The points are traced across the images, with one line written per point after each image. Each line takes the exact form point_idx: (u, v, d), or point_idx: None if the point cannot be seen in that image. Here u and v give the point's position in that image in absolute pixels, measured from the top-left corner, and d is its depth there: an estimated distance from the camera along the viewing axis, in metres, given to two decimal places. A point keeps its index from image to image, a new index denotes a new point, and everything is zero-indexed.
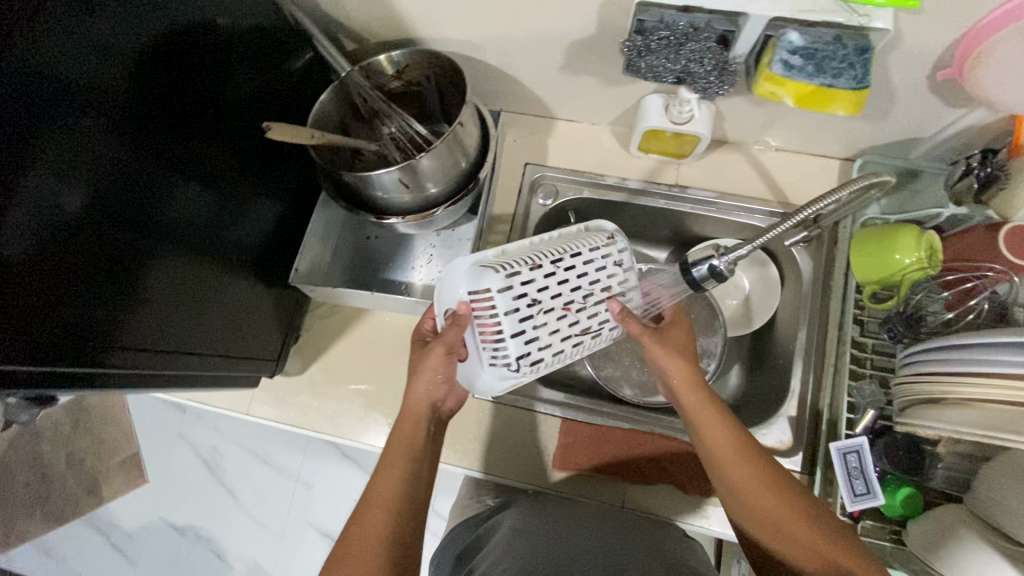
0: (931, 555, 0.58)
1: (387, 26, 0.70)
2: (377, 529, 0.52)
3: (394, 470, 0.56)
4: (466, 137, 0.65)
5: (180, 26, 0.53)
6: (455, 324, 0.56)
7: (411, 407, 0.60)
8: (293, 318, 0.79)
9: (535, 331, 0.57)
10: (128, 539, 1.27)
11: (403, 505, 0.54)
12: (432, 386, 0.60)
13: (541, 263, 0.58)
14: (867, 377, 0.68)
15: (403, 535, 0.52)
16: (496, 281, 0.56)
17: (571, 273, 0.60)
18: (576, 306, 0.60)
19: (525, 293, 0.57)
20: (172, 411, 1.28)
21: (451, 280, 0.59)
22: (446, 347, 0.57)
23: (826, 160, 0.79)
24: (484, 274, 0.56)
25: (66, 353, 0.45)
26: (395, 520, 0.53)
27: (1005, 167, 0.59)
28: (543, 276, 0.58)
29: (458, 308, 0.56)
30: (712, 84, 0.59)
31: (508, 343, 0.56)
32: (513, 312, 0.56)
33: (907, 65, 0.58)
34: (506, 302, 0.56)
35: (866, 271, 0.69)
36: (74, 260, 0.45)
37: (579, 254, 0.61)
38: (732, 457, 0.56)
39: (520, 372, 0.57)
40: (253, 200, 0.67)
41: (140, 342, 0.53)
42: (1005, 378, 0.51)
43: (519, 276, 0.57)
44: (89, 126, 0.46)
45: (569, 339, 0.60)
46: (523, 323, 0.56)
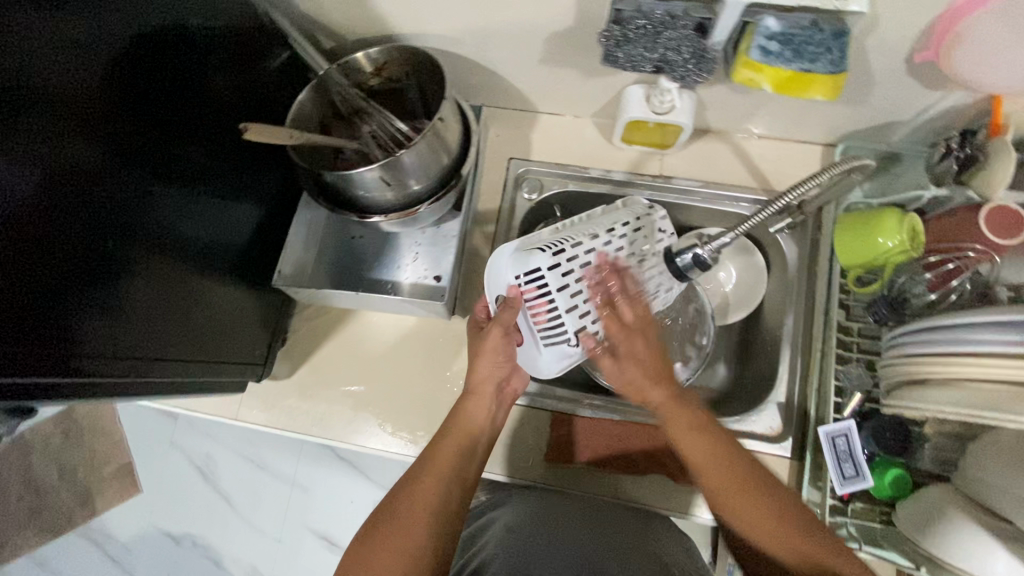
0: (919, 535, 0.59)
1: (364, 22, 0.69)
2: (426, 497, 0.54)
3: (450, 447, 0.59)
4: (448, 133, 0.65)
5: (154, 27, 0.52)
6: (509, 306, 0.58)
7: (478, 385, 0.62)
8: (280, 320, 0.79)
9: (589, 306, 0.59)
10: (123, 550, 1.26)
11: (455, 480, 0.57)
12: (497, 367, 0.62)
13: (581, 241, 0.61)
14: (854, 360, 0.69)
15: (449, 509, 0.55)
16: (543, 260, 0.59)
17: (612, 247, 0.62)
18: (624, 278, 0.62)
19: (572, 269, 0.60)
20: (164, 419, 1.27)
21: (494, 267, 0.61)
22: (503, 329, 0.59)
23: (809, 146, 0.79)
24: (531, 255, 0.59)
25: (45, 363, 0.44)
26: (445, 493, 0.56)
27: (985, 149, 0.60)
28: (584, 252, 0.61)
29: (510, 292, 0.59)
30: (690, 72, 0.60)
31: (563, 318, 0.59)
32: (564, 288, 0.59)
33: (885, 49, 0.58)
34: (555, 279, 0.59)
35: (850, 255, 0.69)
36: (50, 264, 0.44)
37: (614, 229, 0.63)
38: (727, 484, 0.54)
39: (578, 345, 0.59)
40: (234, 203, 0.66)
41: (117, 350, 0.51)
42: (984, 358, 0.52)
43: (564, 254, 0.60)
44: (60, 128, 0.45)
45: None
46: (575, 299, 0.59)
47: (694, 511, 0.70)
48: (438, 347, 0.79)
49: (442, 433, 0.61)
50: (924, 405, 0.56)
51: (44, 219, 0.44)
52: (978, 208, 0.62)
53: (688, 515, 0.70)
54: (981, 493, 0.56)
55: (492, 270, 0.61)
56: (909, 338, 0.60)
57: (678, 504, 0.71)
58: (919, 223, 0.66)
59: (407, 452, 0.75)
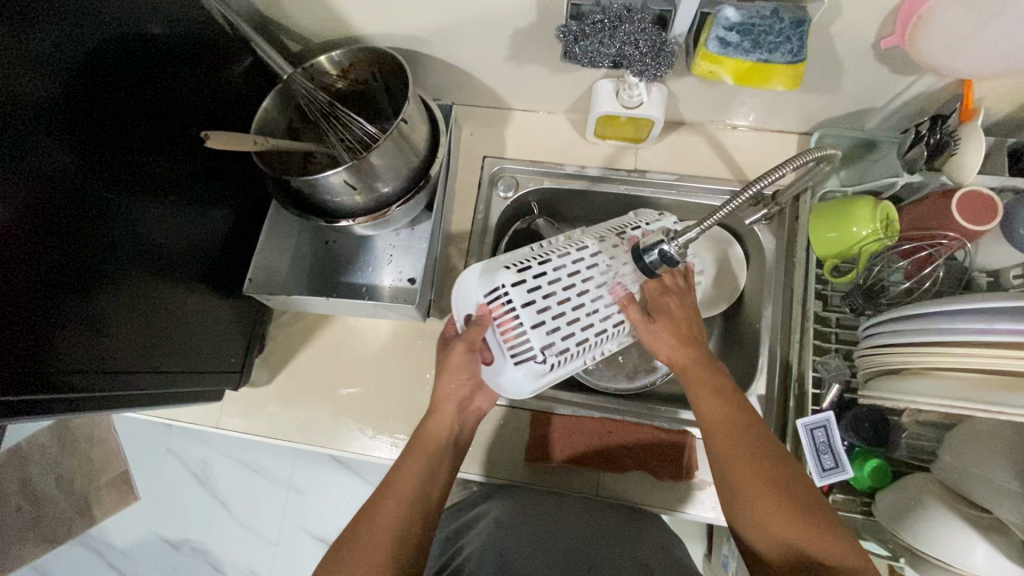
0: (896, 525, 0.59)
1: (329, 25, 0.69)
2: (387, 529, 0.51)
3: (413, 472, 0.55)
4: (414, 133, 0.64)
5: (116, 36, 0.51)
6: (477, 324, 0.56)
7: (439, 404, 0.60)
8: (255, 327, 0.78)
9: (557, 324, 0.56)
10: (123, 558, 1.26)
11: (420, 506, 0.53)
12: (461, 383, 0.59)
13: (549, 257, 0.58)
14: (833, 350, 0.69)
15: (415, 535, 0.52)
16: (508, 277, 0.56)
17: (581, 265, 0.59)
18: (596, 294, 0.59)
19: (539, 285, 0.56)
20: (158, 426, 1.26)
21: (464, 284, 0.59)
22: (469, 345, 0.57)
23: (785, 135, 0.78)
24: (496, 274, 0.57)
25: (18, 381, 0.44)
26: (410, 522, 0.52)
27: (954, 133, 0.59)
28: (553, 268, 0.58)
29: (479, 311, 0.56)
30: (650, 67, 0.59)
31: (530, 335, 0.55)
32: (529, 304, 0.55)
33: (851, 36, 0.57)
34: (520, 296, 0.55)
35: (827, 247, 0.69)
36: (18, 278, 0.44)
37: (585, 247, 0.60)
38: (731, 448, 0.52)
39: (547, 364, 0.56)
40: (204, 212, 0.65)
41: (91, 364, 0.51)
42: (958, 347, 0.51)
43: (531, 270, 0.57)
44: (22, 141, 0.44)
45: (591, 328, 0.58)
46: (542, 315, 0.55)
47: (678, 507, 0.70)
48: (418, 349, 0.79)
49: (404, 455, 0.57)
50: (901, 395, 0.55)
51: (17, 233, 0.44)
52: (951, 194, 0.62)
53: (672, 509, 0.70)
54: (957, 481, 0.56)
55: (461, 289, 0.59)
56: (882, 330, 0.59)
57: (659, 501, 0.71)
58: (892, 208, 0.65)
59: (389, 456, 0.74)
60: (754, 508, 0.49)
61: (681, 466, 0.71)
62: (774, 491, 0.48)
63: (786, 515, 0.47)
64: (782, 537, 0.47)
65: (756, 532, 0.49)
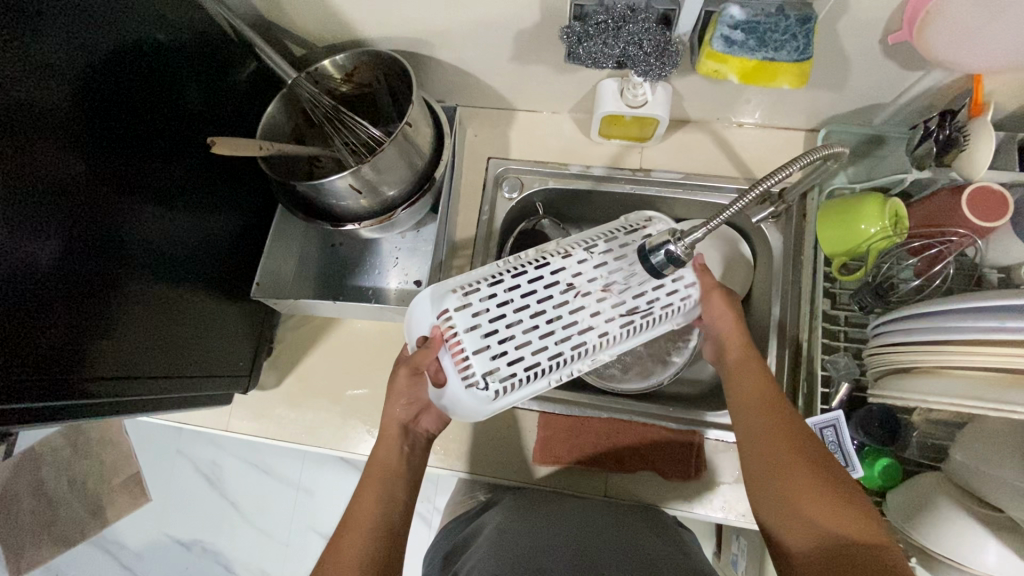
0: (909, 525, 0.58)
1: (333, 30, 0.69)
2: (353, 563, 0.48)
3: (367, 503, 0.53)
4: (418, 135, 0.64)
5: (126, 45, 0.52)
6: (427, 347, 0.55)
7: (384, 429, 0.59)
8: (263, 331, 0.78)
9: (502, 347, 0.55)
10: (137, 558, 1.27)
11: (378, 535, 0.51)
12: (406, 407, 0.59)
13: (502, 278, 0.58)
14: (842, 350, 0.68)
15: (378, 565, 0.49)
16: (452, 301, 0.56)
17: (538, 284, 0.58)
18: (551, 315, 0.57)
19: (487, 308, 0.56)
20: (168, 429, 1.27)
21: (417, 307, 0.58)
22: (412, 368, 0.56)
23: (791, 132, 0.78)
24: (444, 298, 0.57)
25: (32, 387, 0.45)
26: (372, 553, 0.50)
27: (965, 130, 0.58)
28: (504, 290, 0.57)
29: (432, 333, 0.56)
30: (654, 66, 0.58)
31: (472, 361, 0.54)
32: (474, 329, 0.55)
33: (857, 31, 0.57)
34: (464, 320, 0.55)
35: (834, 244, 0.68)
36: (35, 284, 0.45)
37: (546, 264, 0.59)
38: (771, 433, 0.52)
39: (491, 390, 0.54)
40: (211, 217, 0.66)
41: (105, 367, 0.51)
42: (969, 346, 0.50)
43: (477, 293, 0.57)
44: (39, 148, 0.45)
45: (545, 351, 0.55)
46: (486, 339, 0.55)
47: (686, 507, 0.70)
48: None
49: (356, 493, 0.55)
50: (908, 394, 0.55)
51: (30, 243, 0.44)
52: (961, 190, 0.61)
53: (680, 509, 0.70)
54: (970, 482, 0.56)
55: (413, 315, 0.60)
56: (890, 330, 0.59)
57: (668, 500, 0.71)
58: (901, 206, 0.66)
59: None
60: (791, 495, 0.49)
61: (689, 465, 0.71)
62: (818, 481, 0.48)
63: (821, 498, 0.47)
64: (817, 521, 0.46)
65: (790, 520, 0.48)
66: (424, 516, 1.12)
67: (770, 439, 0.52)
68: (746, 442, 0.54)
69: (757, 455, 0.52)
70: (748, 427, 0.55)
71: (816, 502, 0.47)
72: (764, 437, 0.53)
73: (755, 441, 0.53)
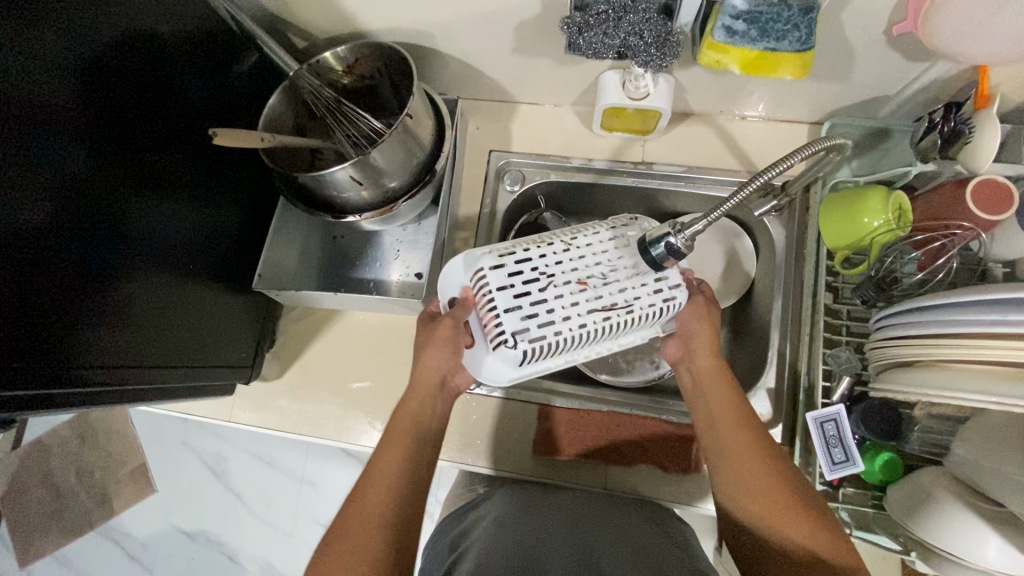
0: (907, 519, 0.58)
1: (335, 22, 0.69)
2: (378, 512, 0.50)
3: (395, 451, 0.55)
4: (419, 127, 0.64)
5: (128, 37, 0.53)
6: (461, 305, 0.57)
7: (422, 376, 0.59)
8: (267, 321, 0.79)
9: (534, 310, 0.53)
10: (142, 549, 1.27)
11: (405, 488, 0.53)
12: (448, 356, 0.59)
13: (537, 246, 0.57)
14: (843, 343, 0.68)
15: (404, 518, 0.51)
16: (488, 260, 0.55)
17: (572, 254, 0.57)
18: (585, 285, 0.55)
19: (521, 271, 0.55)
20: (174, 421, 1.28)
21: (452, 266, 0.59)
22: (455, 323, 0.58)
23: (794, 125, 0.78)
24: (480, 258, 0.56)
25: (34, 375, 0.45)
26: (400, 502, 0.52)
27: (971, 121, 0.58)
28: (539, 255, 0.56)
29: (463, 293, 0.57)
30: (655, 57, 0.58)
31: (503, 319, 0.53)
32: (508, 287, 0.54)
33: (861, 22, 0.56)
34: (498, 278, 0.54)
35: (836, 238, 0.68)
36: (37, 273, 0.45)
37: (581, 238, 0.58)
38: (745, 456, 0.54)
39: (520, 350, 0.52)
40: (213, 209, 0.66)
41: (109, 358, 0.52)
42: (972, 340, 0.50)
43: (513, 255, 0.55)
44: (43, 138, 0.46)
45: (576, 319, 0.54)
46: (519, 299, 0.53)
47: (685, 500, 0.71)
48: None
49: (383, 440, 0.56)
50: (910, 389, 0.54)
51: (34, 237, 0.45)
52: (965, 183, 0.61)
53: (679, 504, 0.71)
54: (974, 478, 0.55)
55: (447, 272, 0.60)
56: (890, 325, 0.59)
57: (668, 494, 0.71)
58: (905, 199, 0.64)
59: None
60: (769, 516, 0.51)
61: (690, 459, 0.71)
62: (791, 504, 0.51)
63: (794, 520, 0.50)
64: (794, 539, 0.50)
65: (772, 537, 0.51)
66: (426, 508, 1.13)
67: (743, 456, 0.55)
68: (715, 457, 0.57)
69: (728, 470, 0.55)
70: (718, 440, 0.57)
71: (787, 520, 0.51)
72: (733, 451, 0.55)
73: (732, 461, 0.55)
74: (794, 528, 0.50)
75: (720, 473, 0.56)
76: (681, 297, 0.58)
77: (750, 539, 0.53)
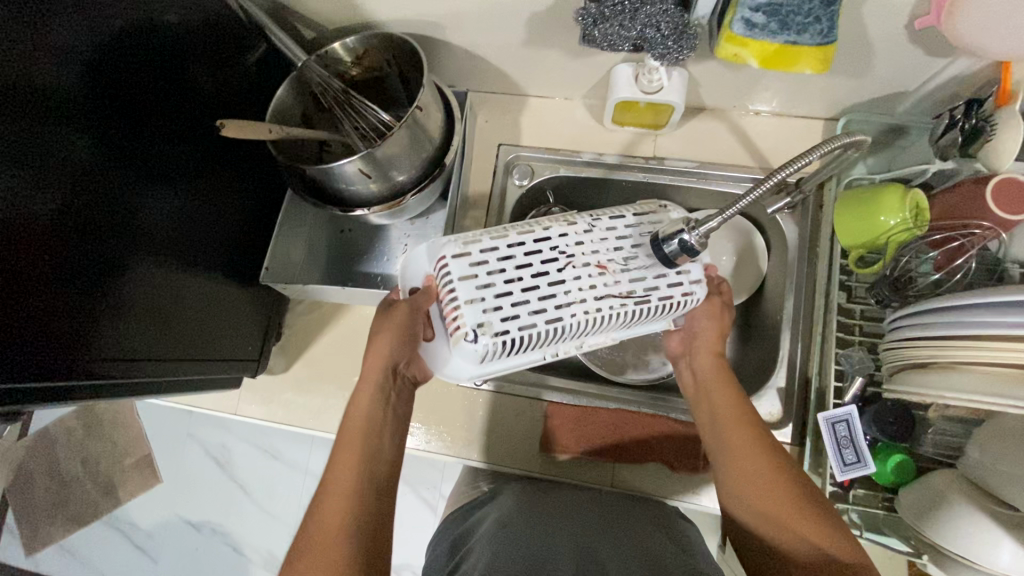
0: (919, 522, 0.57)
1: (344, 12, 0.68)
2: (335, 521, 0.48)
3: (350, 453, 0.53)
4: (429, 121, 0.63)
5: (134, 25, 0.52)
6: (425, 294, 0.56)
7: (370, 371, 0.58)
8: (273, 314, 0.78)
9: (498, 303, 0.52)
10: (148, 538, 1.28)
11: (362, 489, 0.51)
12: (395, 347, 0.57)
13: (507, 234, 0.55)
14: (856, 343, 0.67)
15: (364, 520, 0.50)
16: (451, 248, 0.54)
17: (543, 245, 0.55)
18: (552, 280, 0.54)
19: (485, 260, 0.53)
20: (179, 413, 1.27)
21: (415, 255, 0.59)
22: (411, 309, 0.57)
23: (809, 120, 0.76)
24: (444, 245, 0.55)
25: (46, 366, 0.45)
26: (358, 505, 0.50)
27: (992, 119, 0.56)
28: (507, 245, 0.54)
29: (426, 281, 0.57)
30: (671, 49, 0.58)
31: (463, 311, 0.51)
32: (470, 278, 0.52)
33: (882, 16, 0.55)
34: (461, 267, 0.53)
35: (851, 236, 0.67)
36: (46, 263, 0.45)
37: (556, 227, 0.56)
38: (747, 451, 0.54)
39: (480, 344, 0.51)
40: (220, 199, 0.65)
41: (117, 348, 0.52)
42: (992, 342, 0.49)
43: (478, 244, 0.54)
44: (48, 128, 0.45)
45: (541, 314, 0.53)
46: (482, 290, 0.52)
47: (693, 498, 0.70)
48: None
49: (338, 444, 0.55)
50: (927, 391, 0.53)
51: (43, 228, 0.44)
52: (986, 180, 0.61)
53: (687, 503, 0.70)
54: (988, 481, 0.55)
55: (412, 259, 0.60)
56: (907, 325, 0.58)
57: (676, 492, 0.71)
58: (921, 197, 0.64)
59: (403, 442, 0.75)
60: (768, 509, 0.52)
61: (699, 458, 0.71)
62: (791, 498, 0.51)
63: (794, 514, 0.50)
64: (798, 533, 0.49)
65: (777, 532, 0.50)
66: (429, 502, 1.13)
67: (754, 454, 0.54)
68: (720, 453, 0.56)
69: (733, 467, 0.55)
70: (722, 433, 0.57)
71: (789, 515, 0.50)
72: (742, 448, 0.55)
73: (733, 456, 0.55)
74: (806, 525, 0.49)
75: (729, 470, 0.55)
76: (698, 293, 0.58)
77: (756, 534, 0.52)
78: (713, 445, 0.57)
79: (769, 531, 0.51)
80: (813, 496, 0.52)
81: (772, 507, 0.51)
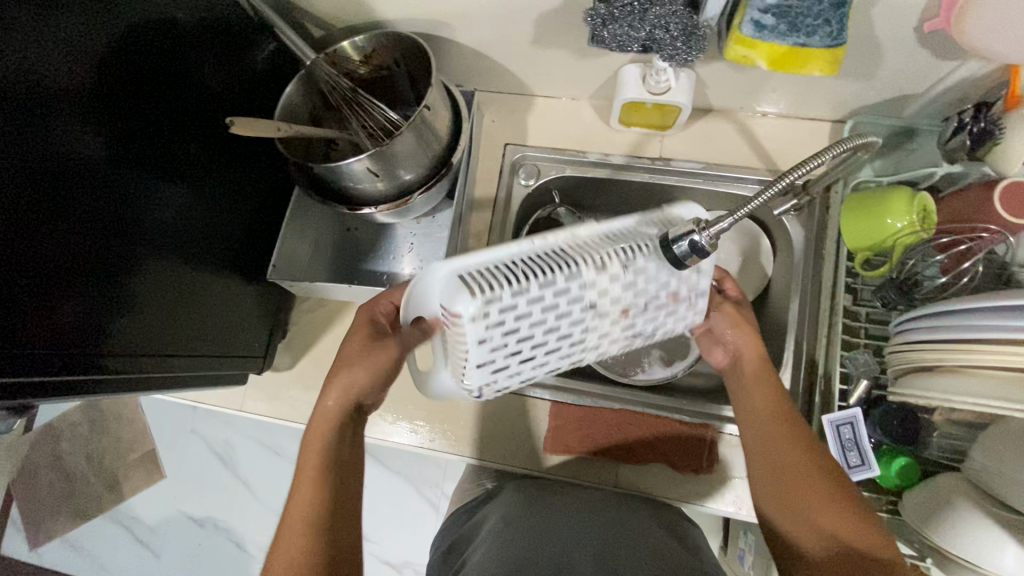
0: (924, 526, 0.57)
1: (354, 12, 0.68)
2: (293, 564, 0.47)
3: (308, 492, 0.51)
4: (436, 119, 0.64)
5: (146, 25, 0.52)
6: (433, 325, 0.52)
7: (331, 402, 0.56)
8: (279, 313, 0.78)
9: (507, 364, 0.49)
10: (151, 533, 1.28)
11: (321, 529, 0.49)
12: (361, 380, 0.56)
13: (530, 285, 0.47)
14: (862, 346, 0.68)
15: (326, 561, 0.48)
16: (468, 307, 0.45)
17: (566, 297, 0.48)
18: (567, 334, 0.50)
19: (501, 321, 0.47)
20: (183, 408, 1.28)
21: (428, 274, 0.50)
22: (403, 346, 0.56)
23: (816, 122, 0.76)
24: (459, 294, 0.46)
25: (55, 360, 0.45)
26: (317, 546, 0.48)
27: (1000, 122, 0.56)
28: (527, 300, 0.47)
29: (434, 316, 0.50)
30: (681, 50, 0.57)
31: (472, 373, 0.48)
32: (484, 343, 0.47)
33: (891, 18, 0.55)
34: (475, 331, 0.46)
35: (857, 238, 0.68)
36: (54, 259, 0.45)
37: (583, 274, 0.48)
38: (792, 447, 0.54)
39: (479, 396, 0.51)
40: (227, 197, 0.66)
41: (125, 345, 0.52)
42: (1002, 346, 0.49)
43: (497, 302, 0.46)
44: (60, 125, 0.45)
45: (542, 365, 0.52)
46: (493, 354, 0.48)
47: (696, 501, 0.70)
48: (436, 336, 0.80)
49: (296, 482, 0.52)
50: (933, 395, 0.53)
51: (49, 227, 0.45)
52: (995, 184, 0.60)
53: (689, 505, 0.71)
54: (993, 485, 0.55)
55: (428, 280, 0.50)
56: (914, 328, 0.58)
57: (678, 493, 0.71)
58: (929, 200, 0.65)
59: (409, 440, 0.75)
60: (813, 509, 0.51)
61: (701, 460, 0.71)
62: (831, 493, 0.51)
63: (841, 512, 0.50)
64: (838, 533, 0.49)
65: (815, 534, 0.50)
66: (431, 500, 1.13)
67: (778, 450, 0.55)
68: (758, 448, 0.56)
69: (774, 462, 0.54)
70: (763, 433, 0.56)
71: (831, 515, 0.50)
72: (773, 439, 0.55)
73: (772, 447, 0.55)
74: (848, 524, 0.49)
75: (765, 471, 0.55)
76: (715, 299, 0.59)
77: (788, 535, 0.52)
78: (753, 445, 0.57)
79: (800, 533, 0.51)
80: (851, 492, 0.52)
81: (804, 499, 0.52)
